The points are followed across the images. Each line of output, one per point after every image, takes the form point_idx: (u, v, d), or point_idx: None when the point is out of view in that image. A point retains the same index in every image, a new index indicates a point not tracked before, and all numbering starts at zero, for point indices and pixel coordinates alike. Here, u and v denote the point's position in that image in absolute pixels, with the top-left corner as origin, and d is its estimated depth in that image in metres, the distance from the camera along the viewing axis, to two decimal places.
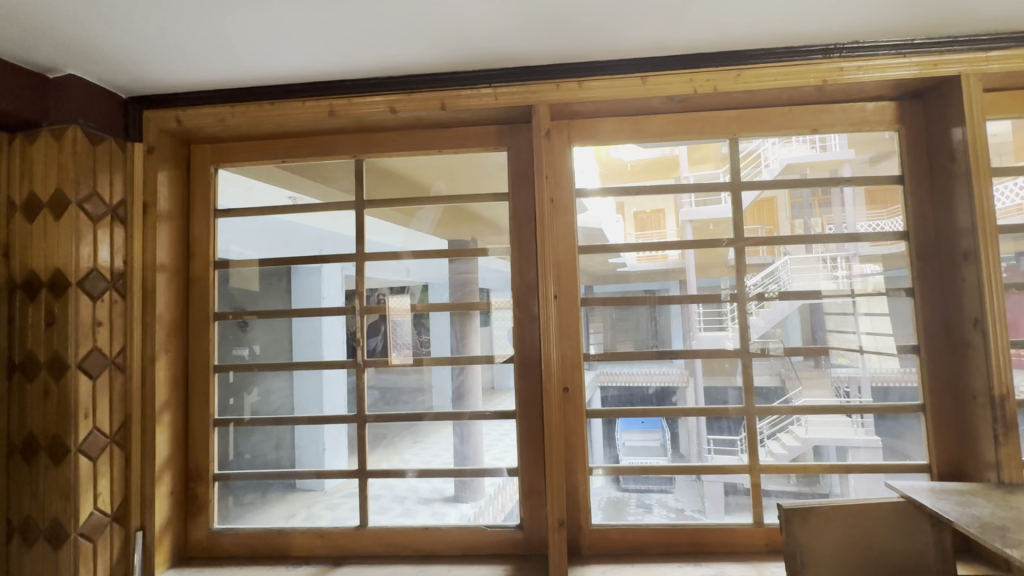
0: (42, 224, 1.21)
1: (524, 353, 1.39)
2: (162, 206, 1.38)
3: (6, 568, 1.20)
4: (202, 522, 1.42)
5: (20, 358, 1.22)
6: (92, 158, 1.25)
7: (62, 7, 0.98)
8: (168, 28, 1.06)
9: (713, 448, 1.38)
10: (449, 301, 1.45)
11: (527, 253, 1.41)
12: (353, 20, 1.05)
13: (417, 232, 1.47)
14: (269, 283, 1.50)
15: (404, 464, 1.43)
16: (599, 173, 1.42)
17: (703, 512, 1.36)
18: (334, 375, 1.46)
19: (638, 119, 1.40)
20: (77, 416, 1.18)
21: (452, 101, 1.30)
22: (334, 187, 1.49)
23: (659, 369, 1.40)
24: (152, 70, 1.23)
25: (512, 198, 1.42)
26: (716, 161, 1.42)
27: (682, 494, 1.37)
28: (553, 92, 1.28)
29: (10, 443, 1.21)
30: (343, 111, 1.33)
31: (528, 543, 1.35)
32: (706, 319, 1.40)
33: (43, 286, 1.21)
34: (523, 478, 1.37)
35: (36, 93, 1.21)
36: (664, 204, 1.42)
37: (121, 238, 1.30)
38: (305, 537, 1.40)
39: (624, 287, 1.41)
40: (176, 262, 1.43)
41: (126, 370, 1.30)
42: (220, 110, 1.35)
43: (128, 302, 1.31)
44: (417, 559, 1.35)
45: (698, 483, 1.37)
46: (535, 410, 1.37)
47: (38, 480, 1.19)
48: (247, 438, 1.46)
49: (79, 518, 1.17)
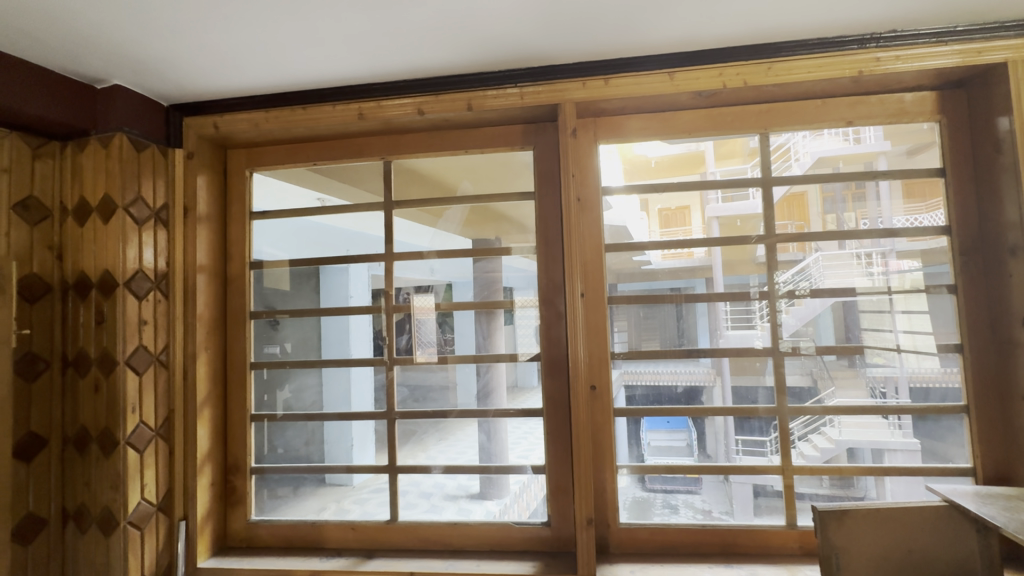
0: (92, 228, 1.28)
1: (551, 352, 1.40)
2: (201, 209, 1.43)
3: (60, 554, 1.26)
4: (240, 513, 1.47)
5: (73, 354, 1.29)
6: (137, 164, 1.30)
7: (109, 21, 1.04)
8: (208, 38, 1.10)
9: (741, 449, 1.35)
10: (473, 300, 1.46)
11: (553, 252, 1.41)
12: (383, 24, 1.07)
13: (442, 232, 1.49)
14: (299, 283, 1.54)
15: (429, 461, 1.45)
16: (623, 170, 1.42)
17: (731, 513, 1.34)
18: (363, 373, 1.50)
19: (665, 115, 1.39)
20: (125, 410, 1.24)
21: (478, 102, 1.32)
22: (362, 188, 1.52)
23: (685, 368, 1.38)
24: (191, 78, 1.28)
25: (538, 197, 1.42)
26: (744, 155, 1.39)
27: (709, 495, 1.35)
28: (580, 90, 1.28)
29: (63, 436, 1.28)
30: (372, 114, 1.36)
31: (556, 540, 1.36)
32: (734, 318, 1.37)
33: (92, 287, 1.27)
34: (550, 476, 1.38)
35: (85, 104, 1.28)
36: (690, 200, 1.40)
37: (164, 240, 1.36)
38: (337, 530, 1.43)
39: (649, 285, 1.40)
40: (214, 263, 1.48)
41: (170, 367, 1.35)
42: (254, 115, 1.40)
43: (171, 302, 1.37)
44: (446, 554, 1.37)
45: (725, 484, 1.35)
46: (562, 408, 1.38)
47: (90, 470, 1.25)
48: (281, 432, 1.51)
49: (127, 507, 1.23)
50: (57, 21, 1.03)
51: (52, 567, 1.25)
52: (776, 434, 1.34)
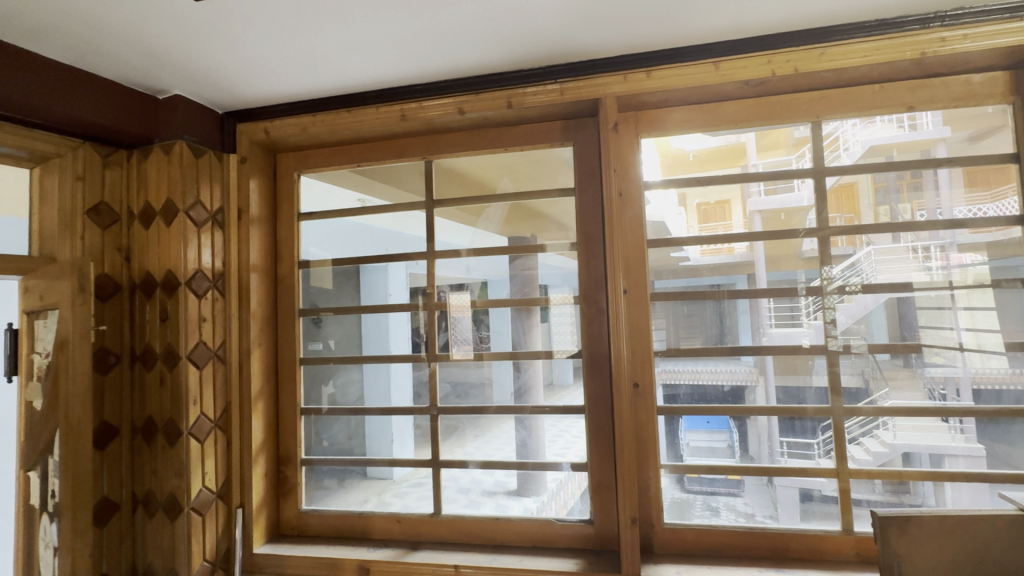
0: (157, 230, 1.36)
1: (592, 348, 1.39)
2: (254, 211, 1.50)
3: (132, 535, 1.35)
4: (291, 502, 1.53)
5: (141, 349, 1.37)
6: (195, 169, 1.38)
7: (171, 35, 1.09)
8: (262, 47, 1.15)
9: (787, 451, 1.31)
10: (509, 297, 1.47)
11: (594, 248, 1.40)
12: (427, 26, 1.09)
13: (480, 230, 1.50)
14: (340, 282, 1.58)
15: (466, 456, 1.47)
16: (660, 165, 1.39)
17: (776, 517, 1.30)
18: (402, 369, 1.53)
19: (708, 106, 1.35)
20: (187, 403, 1.32)
21: (518, 99, 1.32)
22: (403, 188, 1.55)
23: (727, 367, 1.35)
24: (244, 86, 1.34)
25: (578, 193, 1.42)
26: (788, 146, 1.34)
27: (752, 498, 1.32)
28: (621, 83, 1.27)
29: (131, 425, 1.37)
30: (413, 114, 1.39)
31: (599, 538, 1.35)
32: (777, 315, 1.33)
33: (157, 286, 1.35)
34: (592, 473, 1.37)
35: (149, 113, 1.36)
36: (730, 194, 1.36)
37: (220, 241, 1.43)
38: (382, 521, 1.47)
39: (688, 282, 1.37)
40: (266, 262, 1.55)
41: (227, 361, 1.43)
42: (302, 119, 1.45)
43: (227, 300, 1.44)
44: (489, 548, 1.38)
45: (769, 487, 1.31)
46: (604, 406, 1.37)
47: (157, 458, 1.33)
48: (326, 426, 1.56)
49: (190, 494, 1.31)
50: (127, 37, 1.10)
51: (124, 547, 1.33)
52: (825, 435, 1.29)
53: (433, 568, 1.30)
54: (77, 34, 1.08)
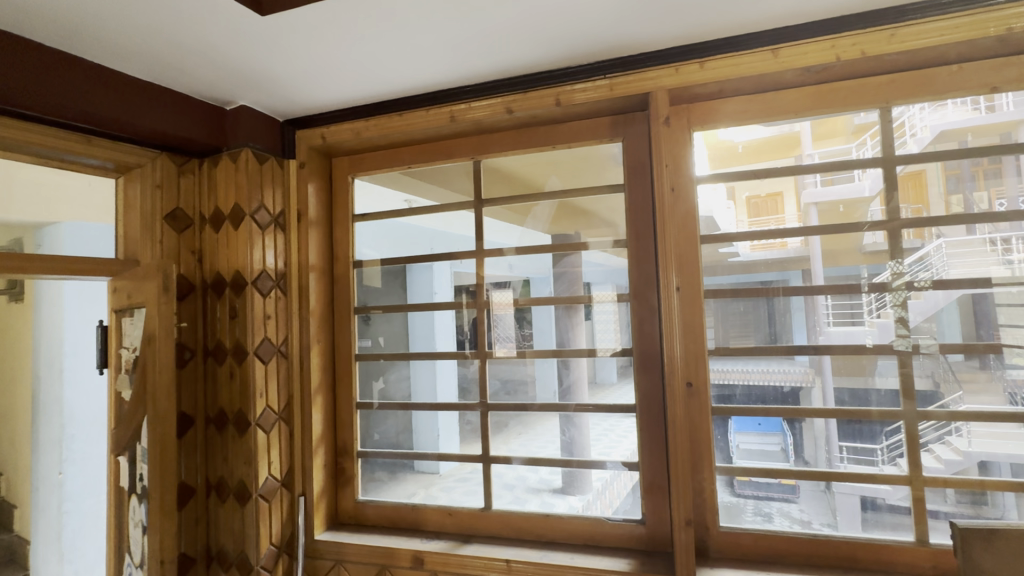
0: (225, 234, 1.44)
1: (643, 346, 1.37)
2: (312, 213, 1.57)
3: (205, 518, 1.44)
4: (348, 492, 1.59)
5: (212, 345, 1.46)
6: (260, 175, 1.46)
7: (240, 49, 1.16)
8: (322, 56, 1.20)
9: (847, 456, 1.25)
10: (552, 295, 1.47)
11: (644, 245, 1.37)
12: (479, 27, 1.11)
13: (527, 229, 1.50)
14: (388, 281, 1.63)
15: (510, 453, 1.48)
16: (707, 158, 1.35)
17: (835, 525, 1.24)
18: (447, 366, 1.57)
19: (764, 96, 1.29)
20: (255, 395, 1.40)
21: (566, 97, 1.32)
22: (450, 189, 1.58)
23: (780, 367, 1.30)
24: (303, 94, 1.40)
25: (628, 189, 1.40)
26: (847, 134, 1.27)
27: (808, 505, 1.26)
28: (672, 76, 1.24)
29: (205, 416, 1.46)
30: (462, 116, 1.41)
31: (651, 539, 1.33)
32: (836, 313, 1.26)
33: (226, 285, 1.44)
34: (643, 473, 1.35)
35: (218, 124, 1.45)
36: (783, 186, 1.31)
37: (282, 243, 1.51)
38: (434, 513, 1.51)
39: (738, 279, 1.33)
40: (323, 262, 1.62)
41: (289, 357, 1.50)
42: (356, 124, 1.50)
43: (289, 299, 1.52)
44: (539, 544, 1.39)
45: (827, 494, 1.25)
46: (657, 406, 1.34)
47: (228, 447, 1.42)
48: (377, 420, 1.62)
49: (258, 481, 1.39)
50: (201, 53, 1.18)
51: (200, 529, 1.43)
52: (888, 440, 1.22)
53: (485, 562, 1.33)
54: (156, 53, 1.17)
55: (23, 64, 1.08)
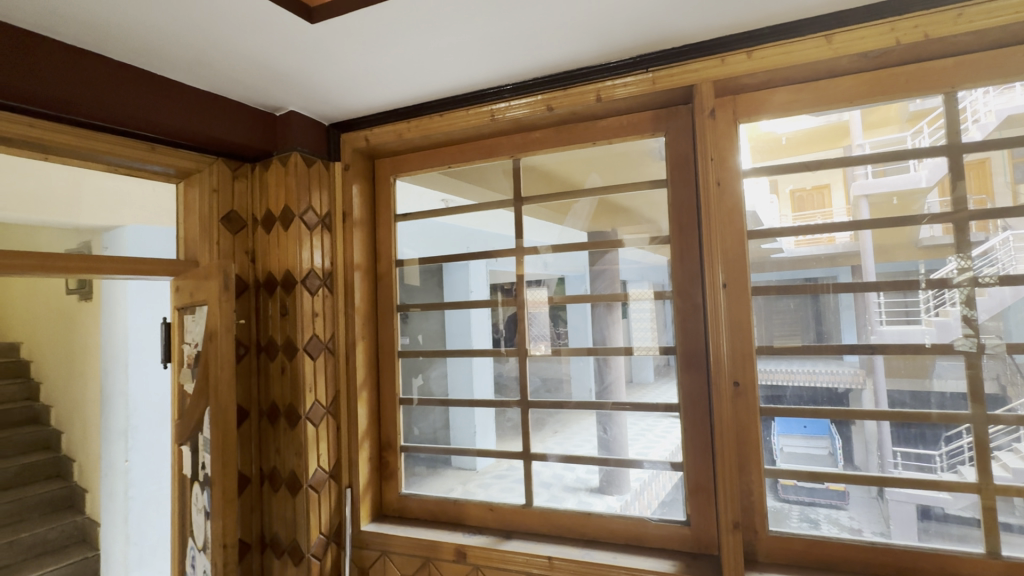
0: (276, 234, 1.51)
1: (687, 345, 1.34)
2: (356, 214, 1.62)
3: (259, 506, 1.51)
4: (392, 485, 1.63)
5: (265, 341, 1.53)
6: (308, 178, 1.51)
7: (292, 57, 1.21)
8: (369, 61, 1.24)
9: (901, 462, 1.19)
10: (588, 293, 1.46)
11: (688, 241, 1.34)
12: (522, 26, 1.11)
13: (567, 227, 1.49)
14: (426, 279, 1.66)
15: (546, 451, 1.49)
16: (747, 151, 1.31)
17: (887, 534, 1.18)
18: (483, 364, 1.59)
19: (814, 85, 1.24)
20: (304, 390, 1.45)
21: (607, 92, 1.31)
22: (487, 188, 1.60)
23: (826, 368, 1.25)
24: (349, 98, 1.45)
25: (671, 184, 1.37)
26: (901, 122, 1.20)
27: (858, 512, 1.21)
28: (717, 67, 1.22)
29: (258, 408, 1.53)
30: (502, 115, 1.42)
31: (696, 541, 1.30)
32: (889, 311, 1.20)
33: (278, 284, 1.50)
34: (687, 473, 1.32)
35: (269, 129, 1.52)
36: (830, 178, 1.26)
37: (328, 243, 1.56)
38: (474, 509, 1.53)
39: (778, 275, 1.28)
40: (367, 261, 1.66)
41: (336, 353, 1.56)
42: (398, 126, 1.54)
43: (335, 296, 1.57)
44: (581, 542, 1.39)
45: (879, 501, 1.19)
46: (702, 405, 1.31)
47: (280, 439, 1.49)
48: (417, 415, 1.65)
49: (308, 472, 1.44)
50: (255, 63, 1.23)
51: (255, 516, 1.50)
52: (948, 446, 1.15)
53: (527, 558, 1.33)
54: (214, 64, 1.23)
55: (94, 77, 1.16)
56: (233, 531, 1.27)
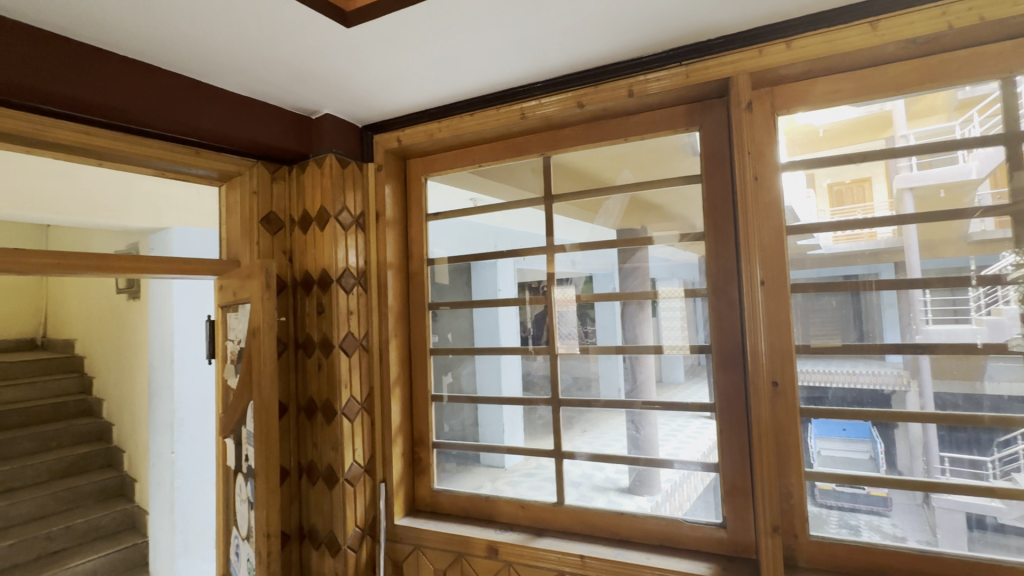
0: (313, 235, 1.55)
1: (723, 344, 1.31)
2: (389, 214, 1.65)
3: (298, 498, 1.56)
4: (424, 481, 1.65)
5: (302, 338, 1.57)
6: (342, 179, 1.55)
7: (329, 61, 1.24)
8: (403, 63, 1.26)
9: (948, 467, 1.13)
10: (616, 292, 1.45)
11: (724, 237, 1.31)
12: (555, 22, 1.11)
13: (597, 225, 1.48)
14: (455, 278, 1.68)
15: (575, 449, 1.49)
16: (783, 145, 1.27)
17: (934, 543, 1.13)
18: (511, 362, 1.59)
19: (857, 73, 1.19)
20: (340, 385, 1.49)
21: (639, 87, 1.30)
22: (517, 186, 1.60)
23: (867, 368, 1.20)
24: (382, 100, 1.47)
25: (706, 179, 1.34)
26: (949, 110, 1.14)
27: (902, 519, 1.16)
28: (755, 59, 1.19)
29: (296, 403, 1.58)
30: (532, 113, 1.42)
31: (732, 545, 1.27)
32: (937, 308, 1.15)
33: (314, 282, 1.54)
34: (723, 475, 1.29)
35: (305, 132, 1.56)
36: (871, 171, 1.20)
37: (362, 242, 1.59)
38: (505, 506, 1.53)
39: (816, 273, 1.24)
40: (400, 261, 1.69)
41: (370, 350, 1.59)
42: (429, 127, 1.56)
43: (369, 295, 1.60)
44: (613, 542, 1.38)
45: (925, 508, 1.14)
46: (739, 405, 1.28)
47: (317, 433, 1.53)
48: (447, 412, 1.67)
49: (344, 466, 1.48)
50: (294, 68, 1.27)
51: (293, 508, 1.55)
52: (1002, 453, 1.09)
53: (559, 556, 1.33)
54: (255, 70, 1.28)
55: (145, 86, 1.22)
56: (276, 521, 1.31)
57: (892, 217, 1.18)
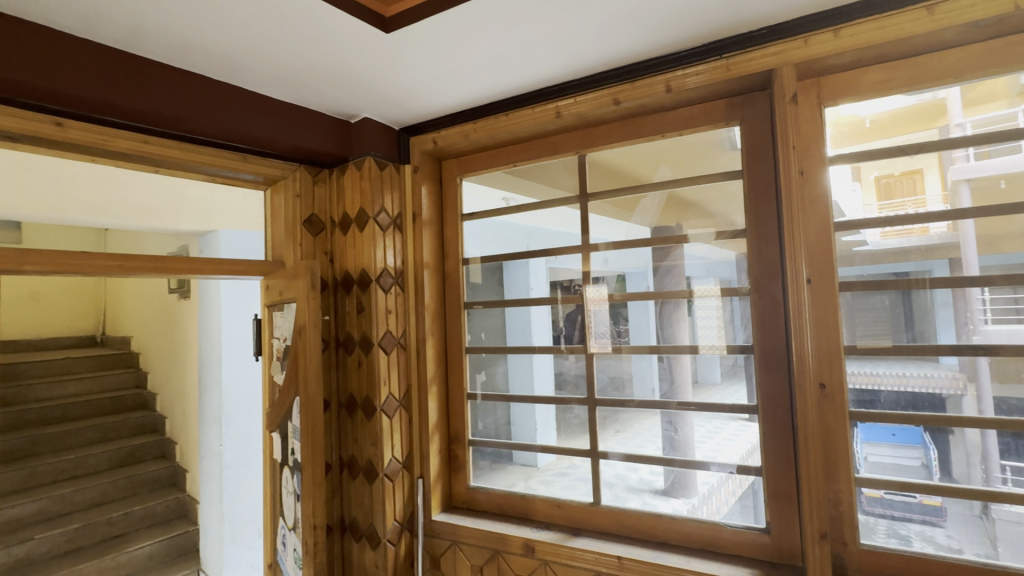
0: (353, 236, 1.59)
1: (766, 345, 1.27)
2: (425, 214, 1.68)
3: (339, 492, 1.61)
4: (461, 477, 1.67)
5: (343, 337, 1.62)
6: (381, 181, 1.59)
7: (368, 66, 1.27)
8: (440, 65, 1.28)
9: (1011, 477, 1.06)
10: (650, 291, 1.43)
11: (767, 234, 1.27)
12: (592, 19, 1.10)
13: (634, 224, 1.46)
14: (488, 277, 1.70)
15: (608, 449, 1.48)
16: (829, 138, 1.21)
17: (994, 556, 1.07)
18: (544, 360, 1.59)
19: (912, 61, 1.13)
20: (379, 382, 1.52)
21: (677, 82, 1.27)
22: (551, 185, 1.60)
23: (919, 371, 1.14)
24: (419, 102, 1.50)
25: (748, 175, 1.30)
26: (1010, 96, 1.07)
27: (958, 530, 1.10)
28: (800, 49, 1.15)
29: (337, 400, 1.63)
30: (568, 111, 1.42)
31: (776, 550, 1.23)
32: (997, 308, 1.08)
33: (354, 282, 1.58)
34: (767, 480, 1.25)
35: (345, 136, 1.61)
36: (923, 162, 1.14)
37: (400, 243, 1.63)
38: (540, 504, 1.54)
39: (865, 270, 1.19)
40: (436, 261, 1.71)
41: (408, 348, 1.62)
42: (464, 127, 1.58)
43: (406, 294, 1.64)
44: (651, 544, 1.35)
45: (984, 520, 1.08)
46: (784, 408, 1.24)
47: (357, 429, 1.57)
48: (482, 410, 1.69)
49: (383, 462, 1.51)
50: (336, 73, 1.31)
51: (335, 500, 1.60)
52: None
53: (596, 556, 1.33)
54: (299, 77, 1.32)
55: (197, 96, 1.28)
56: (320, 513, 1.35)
57: (946, 211, 1.11)
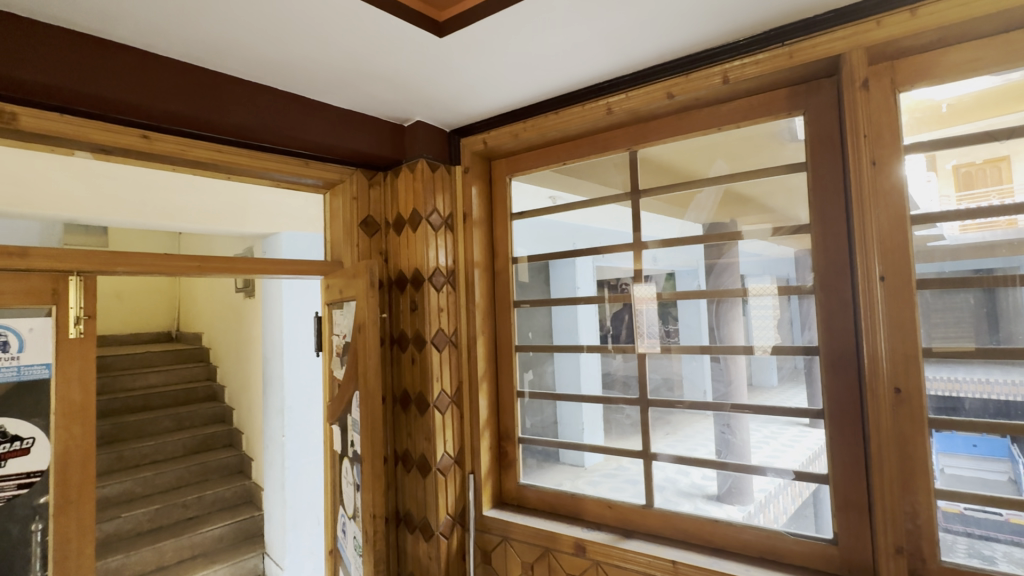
0: (406, 236, 1.64)
1: (832, 345, 1.20)
2: (475, 214, 1.70)
3: (395, 484, 1.66)
4: (510, 475, 1.69)
5: (397, 334, 1.68)
6: (433, 182, 1.63)
7: (422, 71, 1.31)
8: (492, 66, 1.30)
9: None
10: (701, 289, 1.39)
11: (835, 228, 1.20)
12: (645, 13, 1.09)
13: (687, 221, 1.42)
14: (535, 276, 1.70)
15: (659, 452, 1.45)
16: (904, 126, 1.13)
17: None
18: (592, 359, 1.58)
19: (1002, 38, 1.04)
20: (432, 378, 1.57)
21: (735, 73, 1.23)
22: (599, 183, 1.58)
23: (1006, 377, 1.05)
24: (471, 104, 1.53)
25: (813, 165, 1.24)
26: None
27: None
28: (872, 32, 1.08)
29: (391, 394, 1.69)
30: (619, 107, 1.41)
31: (845, 563, 1.16)
32: None
33: (409, 281, 1.64)
34: (835, 488, 1.18)
35: (398, 139, 1.66)
36: (1010, 149, 1.05)
37: (450, 243, 1.67)
38: (589, 504, 1.53)
39: (944, 267, 1.10)
40: (486, 260, 1.74)
41: (458, 346, 1.66)
42: (513, 127, 1.60)
43: (457, 293, 1.67)
44: (707, 550, 1.31)
45: None
46: (852, 412, 1.17)
47: (411, 423, 1.62)
48: (530, 408, 1.70)
49: (436, 456, 1.55)
50: (392, 80, 1.36)
51: (390, 492, 1.66)
52: None
53: (649, 559, 1.30)
54: (358, 85, 1.38)
55: (266, 106, 1.37)
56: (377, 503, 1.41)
57: None
